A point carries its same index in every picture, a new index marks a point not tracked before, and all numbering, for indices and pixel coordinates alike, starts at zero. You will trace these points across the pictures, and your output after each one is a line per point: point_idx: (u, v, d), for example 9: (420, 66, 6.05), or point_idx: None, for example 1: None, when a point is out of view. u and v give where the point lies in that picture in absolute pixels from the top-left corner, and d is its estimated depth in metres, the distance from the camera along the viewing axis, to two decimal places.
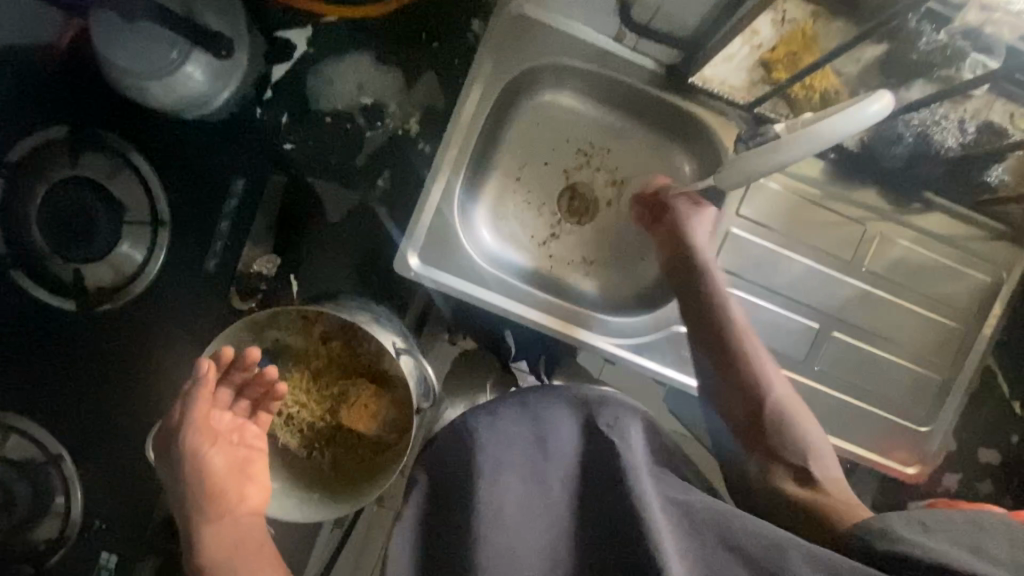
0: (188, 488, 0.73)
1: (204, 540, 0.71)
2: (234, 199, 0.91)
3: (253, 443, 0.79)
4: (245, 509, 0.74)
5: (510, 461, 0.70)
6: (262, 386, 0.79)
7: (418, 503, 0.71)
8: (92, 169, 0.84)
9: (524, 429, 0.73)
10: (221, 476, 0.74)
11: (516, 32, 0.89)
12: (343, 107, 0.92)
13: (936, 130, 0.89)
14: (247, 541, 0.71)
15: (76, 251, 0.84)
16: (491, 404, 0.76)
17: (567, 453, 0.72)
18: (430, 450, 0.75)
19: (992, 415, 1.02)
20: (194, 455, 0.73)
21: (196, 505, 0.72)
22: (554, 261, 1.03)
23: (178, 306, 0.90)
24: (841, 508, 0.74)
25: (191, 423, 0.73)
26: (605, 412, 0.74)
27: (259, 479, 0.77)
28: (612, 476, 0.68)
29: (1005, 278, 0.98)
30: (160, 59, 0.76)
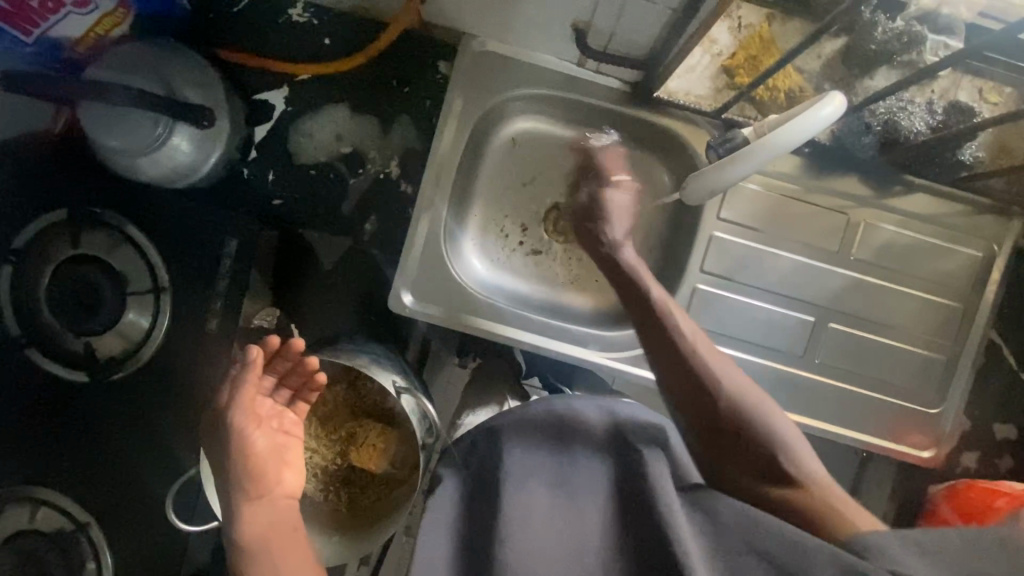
0: (229, 474, 0.71)
1: (244, 520, 0.69)
2: (227, 259, 0.94)
3: (289, 428, 0.78)
4: (283, 493, 0.72)
5: (538, 468, 0.72)
6: (301, 376, 0.80)
7: (450, 500, 0.73)
8: (93, 247, 0.88)
9: (550, 436, 0.75)
10: (264, 457, 0.72)
11: (481, 67, 0.92)
12: (324, 157, 0.96)
13: (903, 115, 0.91)
14: (283, 525, 0.70)
15: (86, 326, 0.87)
16: (516, 413, 0.75)
17: (596, 467, 0.73)
18: (460, 452, 0.76)
19: (1004, 389, 1.01)
20: (239, 435, 0.72)
21: (237, 486, 0.70)
22: (545, 281, 1.05)
23: (185, 367, 0.93)
24: (831, 516, 0.66)
25: (240, 403, 0.73)
26: (635, 426, 0.74)
27: (296, 465, 0.75)
28: (643, 490, 0.69)
29: (998, 251, 0.97)
30: (147, 134, 0.80)
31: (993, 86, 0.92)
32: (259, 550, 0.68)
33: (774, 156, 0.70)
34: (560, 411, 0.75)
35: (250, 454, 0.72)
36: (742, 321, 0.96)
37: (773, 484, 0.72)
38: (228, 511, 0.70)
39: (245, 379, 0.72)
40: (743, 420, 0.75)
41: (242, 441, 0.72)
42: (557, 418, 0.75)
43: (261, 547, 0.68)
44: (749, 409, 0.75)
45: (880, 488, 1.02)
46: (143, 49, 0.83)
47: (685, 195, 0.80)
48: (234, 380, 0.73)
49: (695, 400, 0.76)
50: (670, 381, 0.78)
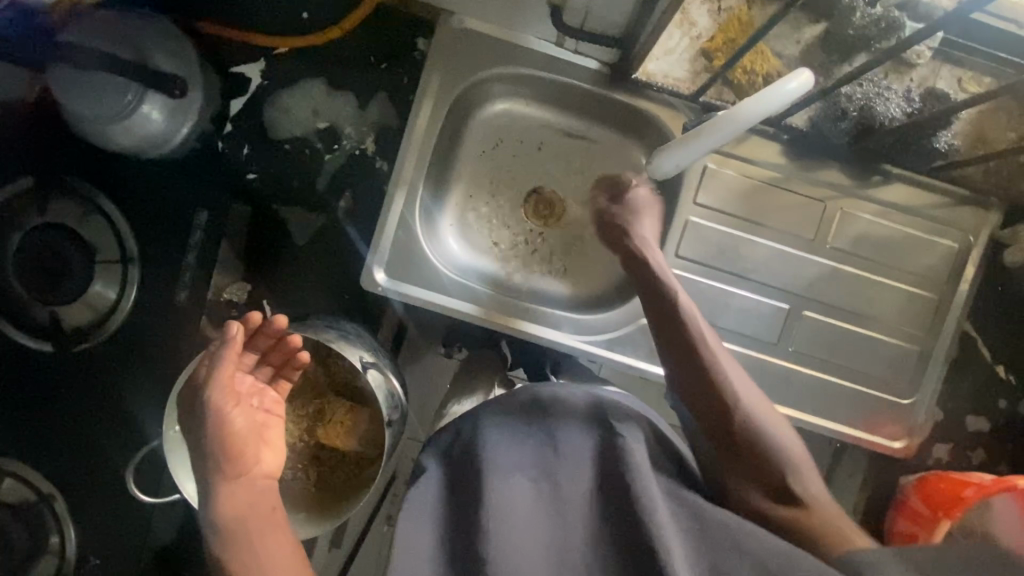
0: (206, 450, 0.67)
1: (220, 502, 0.64)
2: (198, 231, 0.93)
3: (269, 409, 0.76)
4: (262, 472, 0.68)
5: (519, 461, 0.68)
6: (283, 354, 0.80)
7: (431, 491, 0.70)
8: (61, 215, 0.87)
9: (534, 426, 0.71)
10: (243, 435, 0.68)
11: (457, 46, 0.92)
12: (299, 133, 0.95)
13: (880, 101, 0.90)
14: (263, 504, 0.66)
15: (53, 295, 0.87)
16: (498, 403, 0.74)
17: (578, 455, 0.69)
18: (445, 440, 0.75)
19: (978, 382, 1.01)
20: (217, 414, 0.67)
21: (215, 466, 0.66)
22: (523, 264, 1.05)
23: (154, 340, 0.93)
24: (828, 534, 0.66)
25: (218, 381, 0.69)
26: (615, 411, 0.73)
27: (276, 444, 0.72)
28: (625, 484, 0.65)
29: (974, 243, 0.96)
30: (116, 103, 0.79)
31: (972, 75, 0.91)
32: (238, 533, 0.63)
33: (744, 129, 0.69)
34: (546, 398, 0.74)
35: (228, 433, 0.67)
36: (717, 307, 0.96)
37: (774, 500, 0.71)
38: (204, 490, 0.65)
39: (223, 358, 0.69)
40: (755, 431, 0.74)
41: (219, 420, 0.68)
42: (539, 405, 0.73)
43: (240, 532, 0.63)
44: (768, 432, 0.74)
45: (852, 479, 1.01)
46: (115, 17, 0.82)
47: (652, 169, 0.81)
48: (215, 356, 0.70)
49: (710, 405, 0.75)
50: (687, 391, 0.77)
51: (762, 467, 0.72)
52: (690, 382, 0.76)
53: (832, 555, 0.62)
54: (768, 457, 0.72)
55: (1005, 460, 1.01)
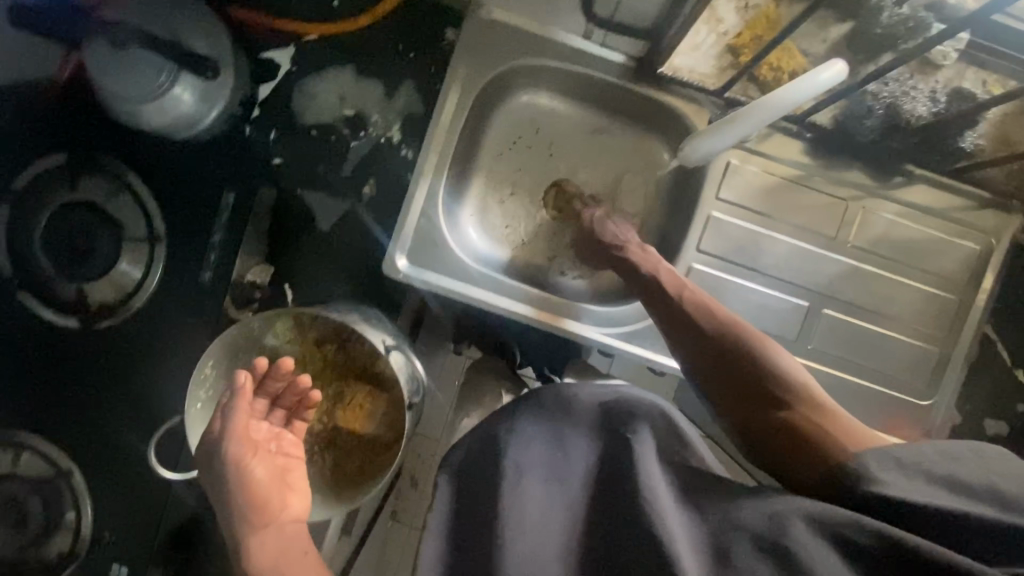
0: (231, 501, 0.69)
1: (249, 552, 0.65)
2: (224, 212, 0.94)
3: (290, 452, 0.78)
4: (289, 516, 0.70)
5: (531, 466, 0.67)
6: (296, 395, 0.81)
7: (444, 508, 0.68)
8: (91, 192, 0.88)
9: (546, 430, 0.70)
10: (265, 484, 0.71)
11: (485, 37, 0.93)
12: (326, 119, 0.96)
13: (906, 99, 0.90)
14: (293, 546, 0.66)
15: (79, 271, 0.87)
16: (508, 408, 0.73)
17: (584, 459, 0.68)
18: (456, 459, 0.72)
19: (997, 386, 1.00)
20: (237, 463, 0.71)
21: (241, 515, 0.67)
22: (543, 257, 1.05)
23: (176, 320, 0.93)
24: (830, 427, 0.66)
25: (234, 432, 0.72)
26: (623, 412, 0.70)
27: (299, 488, 0.74)
28: (629, 488, 0.62)
29: (996, 245, 0.97)
30: (149, 82, 0.80)
31: (998, 78, 0.92)
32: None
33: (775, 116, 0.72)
34: (553, 400, 0.72)
35: (250, 481, 0.70)
36: (737, 303, 0.96)
37: (775, 406, 0.72)
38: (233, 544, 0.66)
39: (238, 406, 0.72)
40: (747, 359, 0.76)
41: (241, 474, 0.71)
42: (547, 407, 0.72)
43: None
44: (757, 353, 0.77)
45: None
46: None
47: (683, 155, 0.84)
48: (228, 406, 0.74)
49: (699, 345, 0.79)
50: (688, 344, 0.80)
51: (760, 390, 0.74)
52: (675, 329, 0.81)
53: (834, 449, 0.62)
54: (761, 376, 0.75)
55: None
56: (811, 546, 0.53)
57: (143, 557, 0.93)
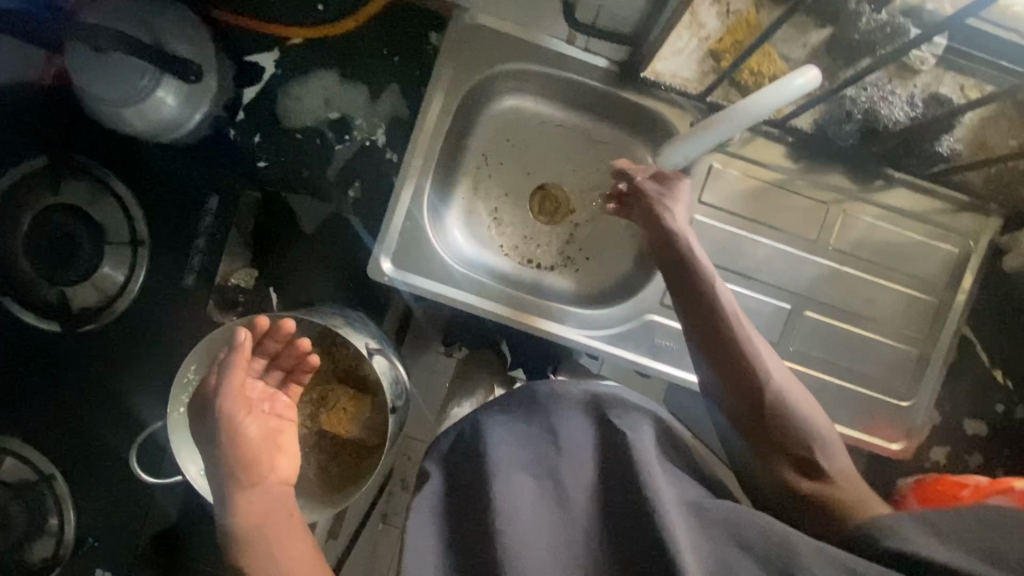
0: (219, 457, 0.67)
1: (236, 511, 0.64)
2: (208, 216, 0.94)
3: (282, 414, 0.77)
4: (277, 478, 0.68)
5: (518, 459, 0.67)
6: (293, 359, 0.82)
7: (433, 494, 0.68)
8: (73, 196, 0.88)
9: (535, 424, 0.70)
10: (256, 442, 0.69)
11: (469, 41, 0.93)
12: (311, 123, 0.97)
13: (884, 103, 0.92)
14: (279, 512, 0.66)
15: (60, 275, 0.87)
16: (501, 402, 0.74)
17: (579, 447, 0.68)
18: (445, 447, 0.73)
19: (977, 387, 1.01)
20: (229, 423, 0.68)
21: (231, 473, 0.66)
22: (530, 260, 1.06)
23: (160, 324, 0.93)
24: (852, 500, 0.69)
25: (229, 390, 0.69)
26: (615, 405, 0.71)
27: (289, 450, 0.72)
28: (630, 478, 0.63)
29: (974, 248, 0.98)
30: (132, 86, 0.80)
31: (975, 83, 0.93)
32: (254, 539, 0.63)
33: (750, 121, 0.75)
34: (543, 394, 0.72)
35: (242, 440, 0.68)
36: None
37: (802, 470, 0.74)
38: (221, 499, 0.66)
39: (232, 364, 0.69)
40: (783, 409, 0.75)
41: (232, 429, 0.68)
42: (537, 402, 0.71)
43: (258, 540, 0.63)
44: (794, 407, 0.76)
45: None
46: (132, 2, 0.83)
47: (659, 159, 0.88)
48: (223, 364, 0.70)
49: (738, 383, 0.76)
50: (718, 375, 0.78)
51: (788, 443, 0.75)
52: (718, 358, 0.78)
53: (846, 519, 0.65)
54: (790, 430, 0.75)
55: (1002, 465, 1.02)
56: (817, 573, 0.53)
57: (126, 561, 0.93)
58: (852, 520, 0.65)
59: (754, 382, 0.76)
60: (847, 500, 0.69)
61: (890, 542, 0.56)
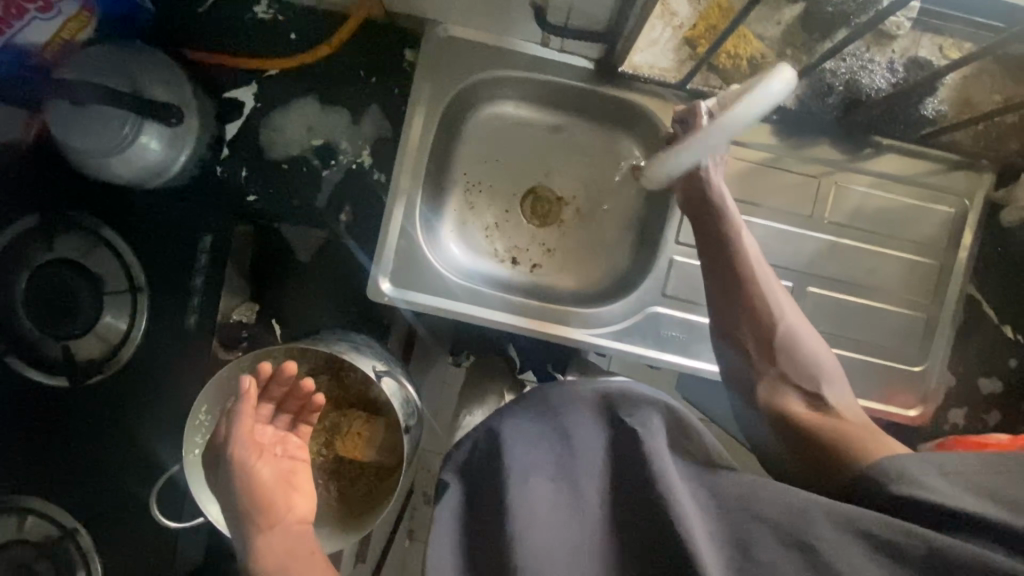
0: (237, 503, 0.70)
1: (257, 555, 0.66)
2: (203, 254, 0.94)
3: (296, 455, 0.78)
4: (294, 518, 0.70)
5: (533, 458, 0.66)
6: (299, 399, 0.81)
7: (452, 504, 0.67)
8: (68, 249, 0.88)
9: (549, 423, 0.70)
10: (271, 486, 0.72)
11: (444, 54, 0.93)
12: (296, 151, 0.97)
13: (864, 73, 0.92)
14: (301, 548, 0.67)
15: (64, 329, 0.88)
16: (512, 407, 0.73)
17: (591, 449, 0.68)
18: (461, 455, 0.71)
19: (988, 345, 1.01)
20: (244, 467, 0.72)
21: (248, 518, 0.69)
22: (525, 262, 1.06)
23: (167, 367, 0.93)
24: (863, 443, 0.66)
25: (239, 437, 0.74)
26: (626, 403, 0.70)
27: (305, 489, 0.74)
28: (643, 477, 0.62)
29: (970, 206, 0.97)
30: (113, 135, 0.81)
31: (953, 42, 0.93)
32: None
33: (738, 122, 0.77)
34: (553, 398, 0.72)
35: (255, 486, 0.71)
36: None
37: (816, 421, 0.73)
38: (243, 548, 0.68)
39: (240, 414, 0.74)
40: (802, 360, 0.77)
41: (247, 475, 0.72)
42: (549, 406, 0.71)
43: None
44: (808, 355, 0.78)
45: None
46: (106, 52, 0.84)
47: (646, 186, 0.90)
48: (233, 414, 0.75)
49: (756, 332, 0.79)
50: (744, 342, 0.80)
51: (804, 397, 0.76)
52: (733, 309, 0.81)
53: (865, 459, 0.63)
54: (806, 385, 0.76)
55: (1022, 421, 1.01)
56: (832, 538, 0.52)
57: None
58: (869, 457, 0.63)
59: (768, 325, 0.79)
60: (850, 443, 0.67)
61: (908, 488, 0.55)
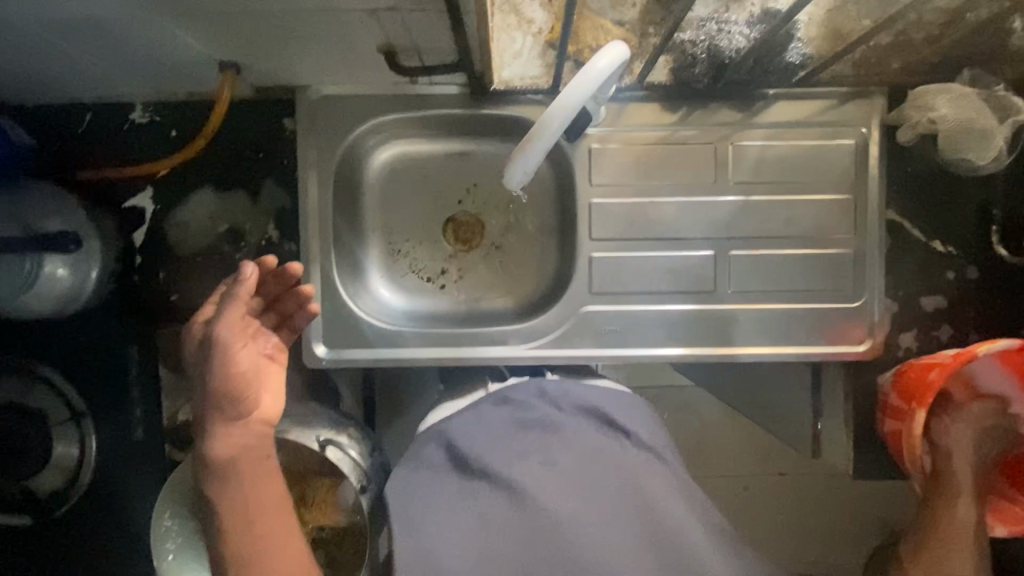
0: (209, 381, 0.69)
1: (219, 438, 0.69)
2: (134, 366, 0.95)
3: (272, 355, 0.75)
4: (260, 416, 0.71)
5: (520, 446, 0.75)
6: (290, 304, 0.82)
7: (434, 471, 0.75)
8: (5, 393, 0.90)
9: (537, 413, 0.78)
10: (246, 376, 0.70)
11: (320, 114, 0.95)
12: (204, 243, 0.98)
13: (721, 36, 0.90)
14: (256, 451, 0.71)
15: (17, 470, 0.89)
16: (511, 389, 0.82)
17: (578, 434, 0.76)
18: (449, 428, 0.78)
19: (923, 262, 1.01)
20: (224, 350, 0.68)
21: (217, 401, 0.69)
22: (449, 283, 1.07)
23: (131, 478, 0.96)
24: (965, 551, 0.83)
25: (225, 320, 0.69)
26: (619, 409, 0.80)
27: (276, 387, 0.74)
28: (621, 478, 0.72)
29: (870, 134, 0.97)
30: (17, 276, 0.82)
31: None
32: (230, 468, 0.70)
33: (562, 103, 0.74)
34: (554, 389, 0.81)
35: (234, 371, 0.69)
36: (647, 274, 0.98)
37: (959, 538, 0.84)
38: (201, 423, 0.70)
39: (232, 300, 0.68)
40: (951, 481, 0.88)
41: (226, 356, 0.69)
42: (549, 393, 0.81)
43: (231, 469, 0.70)
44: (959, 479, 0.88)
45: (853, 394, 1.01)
46: None
47: (506, 181, 0.82)
48: (223, 297, 0.69)
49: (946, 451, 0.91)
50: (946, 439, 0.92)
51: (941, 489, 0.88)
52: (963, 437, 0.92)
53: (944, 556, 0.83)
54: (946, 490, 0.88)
55: (975, 328, 1.01)
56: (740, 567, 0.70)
57: None
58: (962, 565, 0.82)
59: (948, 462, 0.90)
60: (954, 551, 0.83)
61: None
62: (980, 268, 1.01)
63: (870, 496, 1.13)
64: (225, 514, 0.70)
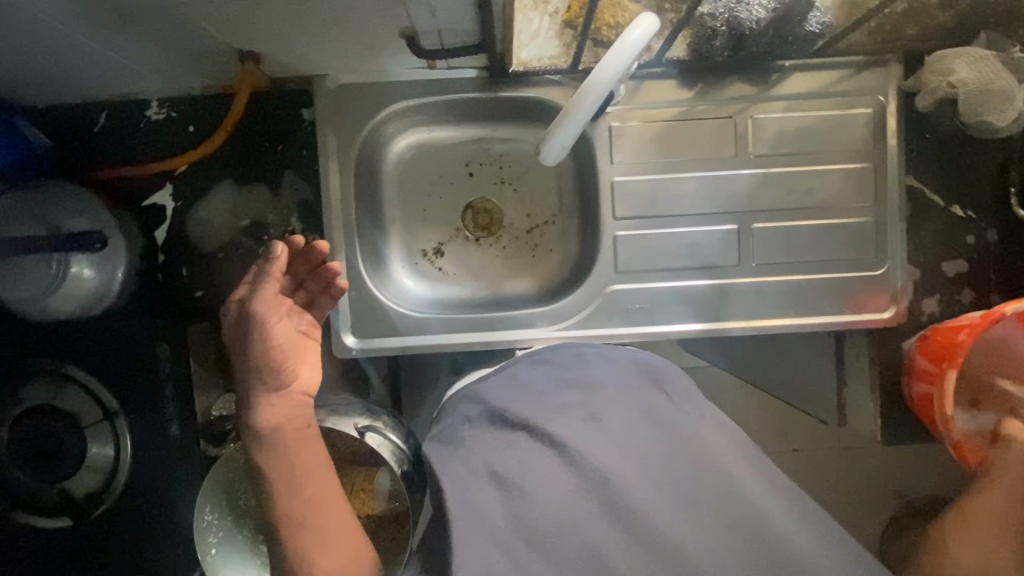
0: (249, 356, 0.70)
1: (262, 409, 0.70)
2: (165, 363, 0.95)
3: (306, 331, 0.78)
4: (299, 388, 0.72)
5: (559, 402, 0.75)
6: (320, 279, 0.82)
7: (474, 430, 0.75)
8: (36, 397, 0.90)
9: (574, 374, 0.80)
10: (284, 348, 0.71)
11: (338, 104, 0.94)
12: (227, 238, 0.98)
13: (740, 7, 0.89)
14: (298, 421, 0.72)
15: (55, 473, 0.90)
16: (543, 355, 0.85)
17: (617, 392, 0.77)
18: (486, 390, 0.80)
19: (942, 228, 1.02)
20: (261, 323, 0.70)
21: (258, 373, 0.70)
22: (465, 264, 1.07)
23: (166, 477, 0.96)
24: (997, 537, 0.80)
25: (260, 295, 0.71)
26: (652, 371, 0.82)
27: (314, 360, 0.75)
28: (666, 432, 0.73)
29: (887, 102, 0.97)
30: (45, 277, 0.82)
31: None
32: (277, 440, 0.70)
33: (595, 80, 0.75)
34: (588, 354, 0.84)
35: (271, 344, 0.70)
36: (671, 250, 0.98)
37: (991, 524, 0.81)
38: (245, 397, 0.71)
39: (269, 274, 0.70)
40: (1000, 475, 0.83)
41: (262, 329, 0.70)
42: (582, 357, 0.84)
43: (277, 440, 0.70)
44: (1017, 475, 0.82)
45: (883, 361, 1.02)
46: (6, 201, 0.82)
47: (543, 159, 0.83)
48: (257, 274, 0.71)
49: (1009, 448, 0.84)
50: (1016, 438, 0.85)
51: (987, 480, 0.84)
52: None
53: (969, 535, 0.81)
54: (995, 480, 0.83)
55: (996, 290, 1.02)
56: (793, 522, 0.68)
57: None
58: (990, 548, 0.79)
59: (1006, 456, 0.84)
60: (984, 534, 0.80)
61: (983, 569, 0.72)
62: (999, 230, 1.02)
63: (895, 461, 1.14)
64: (274, 485, 0.69)
